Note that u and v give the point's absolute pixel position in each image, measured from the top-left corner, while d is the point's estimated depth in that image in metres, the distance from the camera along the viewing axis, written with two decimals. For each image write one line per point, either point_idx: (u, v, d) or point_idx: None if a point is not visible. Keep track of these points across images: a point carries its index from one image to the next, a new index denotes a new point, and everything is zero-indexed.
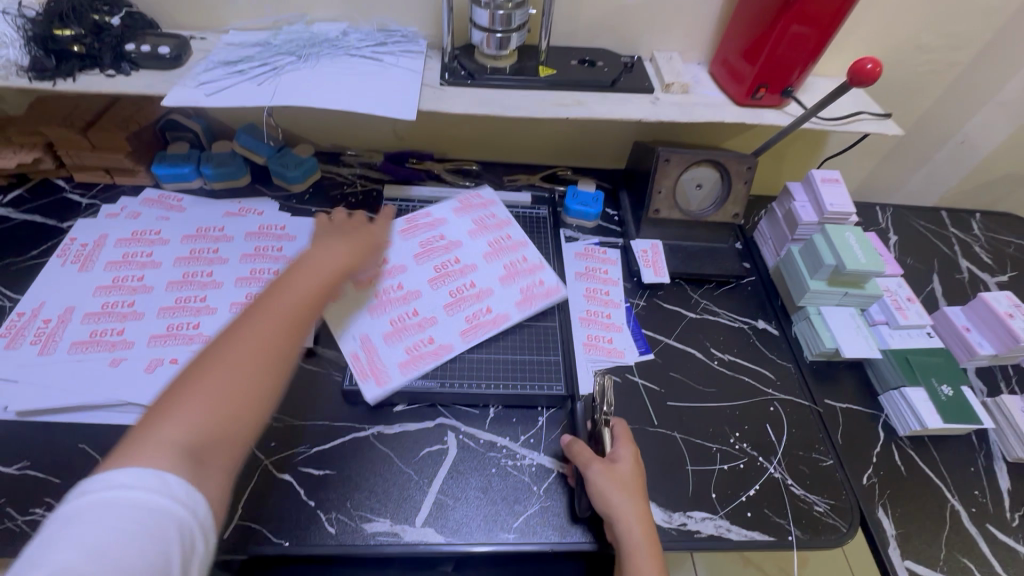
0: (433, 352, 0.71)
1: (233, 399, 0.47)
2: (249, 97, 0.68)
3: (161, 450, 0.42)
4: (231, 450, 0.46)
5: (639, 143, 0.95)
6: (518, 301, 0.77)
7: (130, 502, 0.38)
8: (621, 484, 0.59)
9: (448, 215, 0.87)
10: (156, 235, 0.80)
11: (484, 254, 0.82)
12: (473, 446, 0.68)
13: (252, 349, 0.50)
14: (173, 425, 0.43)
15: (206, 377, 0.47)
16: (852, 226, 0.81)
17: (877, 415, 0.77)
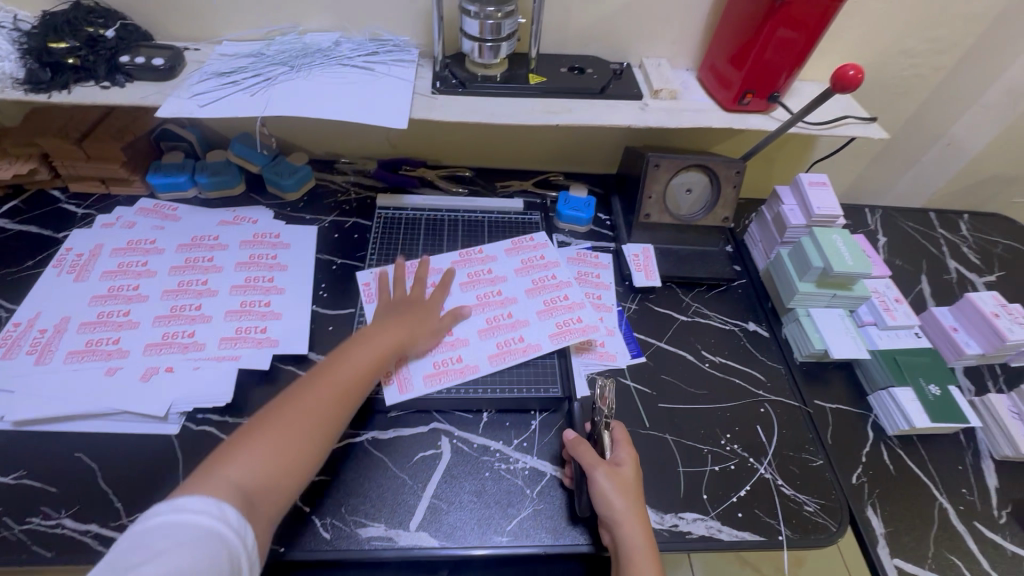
0: (458, 373, 0.71)
1: (286, 452, 0.53)
2: (242, 107, 0.69)
3: (221, 487, 0.48)
4: (278, 499, 0.51)
5: (630, 148, 0.96)
6: (553, 333, 0.76)
7: (191, 522, 0.43)
8: (623, 488, 0.60)
9: (498, 252, 0.86)
10: (151, 244, 0.81)
11: (527, 288, 0.81)
12: (467, 450, 0.68)
13: (311, 409, 0.57)
14: (237, 467, 0.50)
15: (269, 429, 0.54)
16: (840, 229, 0.82)
17: (866, 415, 0.78)
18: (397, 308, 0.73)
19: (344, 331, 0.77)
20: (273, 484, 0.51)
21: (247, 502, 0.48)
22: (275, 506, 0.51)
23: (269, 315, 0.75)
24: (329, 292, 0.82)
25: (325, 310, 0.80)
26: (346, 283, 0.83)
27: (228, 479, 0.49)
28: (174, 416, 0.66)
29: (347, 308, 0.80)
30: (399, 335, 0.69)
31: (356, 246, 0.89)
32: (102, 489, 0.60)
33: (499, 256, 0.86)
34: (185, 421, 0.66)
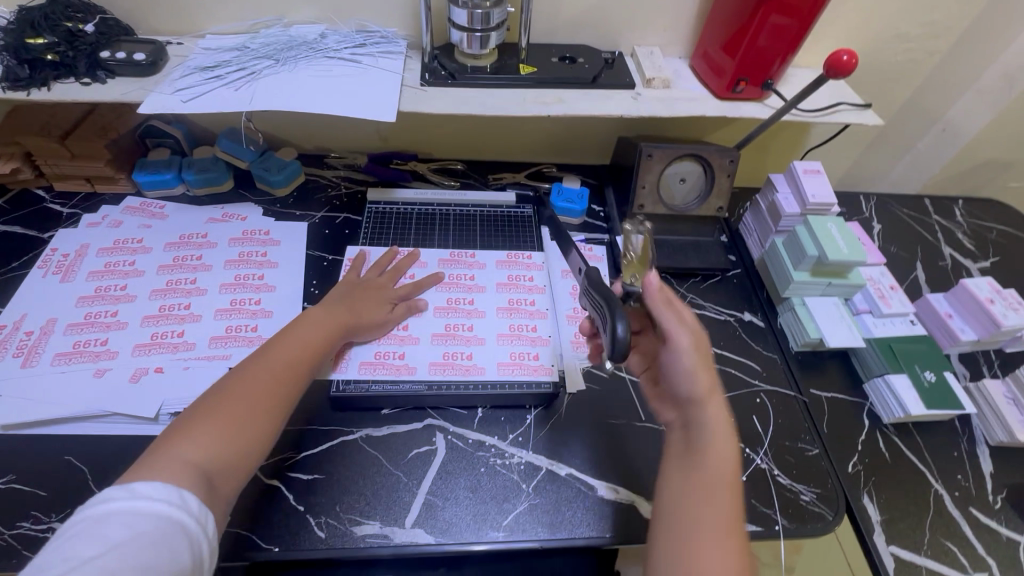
0: (393, 368, 0.70)
1: (241, 429, 0.53)
2: (227, 103, 0.68)
3: (170, 468, 0.47)
4: (235, 477, 0.51)
5: (622, 138, 0.95)
6: (503, 362, 0.73)
7: (148, 509, 0.43)
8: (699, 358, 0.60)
9: (488, 262, 0.85)
10: (138, 243, 0.79)
11: (499, 306, 0.79)
12: (461, 445, 0.68)
13: (263, 387, 0.57)
14: (190, 448, 0.49)
15: (219, 408, 0.53)
16: (834, 217, 0.82)
17: (862, 403, 0.77)
18: (351, 292, 0.74)
19: None
20: (231, 462, 0.51)
21: (205, 481, 0.48)
22: (232, 485, 0.50)
23: (259, 313, 0.74)
24: (320, 287, 0.81)
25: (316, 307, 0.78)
26: (337, 279, 0.82)
27: (183, 460, 0.48)
28: (164, 417, 0.64)
29: None
30: (348, 315, 0.70)
31: (347, 242, 0.88)
32: (93, 492, 0.60)
33: (490, 265, 0.85)
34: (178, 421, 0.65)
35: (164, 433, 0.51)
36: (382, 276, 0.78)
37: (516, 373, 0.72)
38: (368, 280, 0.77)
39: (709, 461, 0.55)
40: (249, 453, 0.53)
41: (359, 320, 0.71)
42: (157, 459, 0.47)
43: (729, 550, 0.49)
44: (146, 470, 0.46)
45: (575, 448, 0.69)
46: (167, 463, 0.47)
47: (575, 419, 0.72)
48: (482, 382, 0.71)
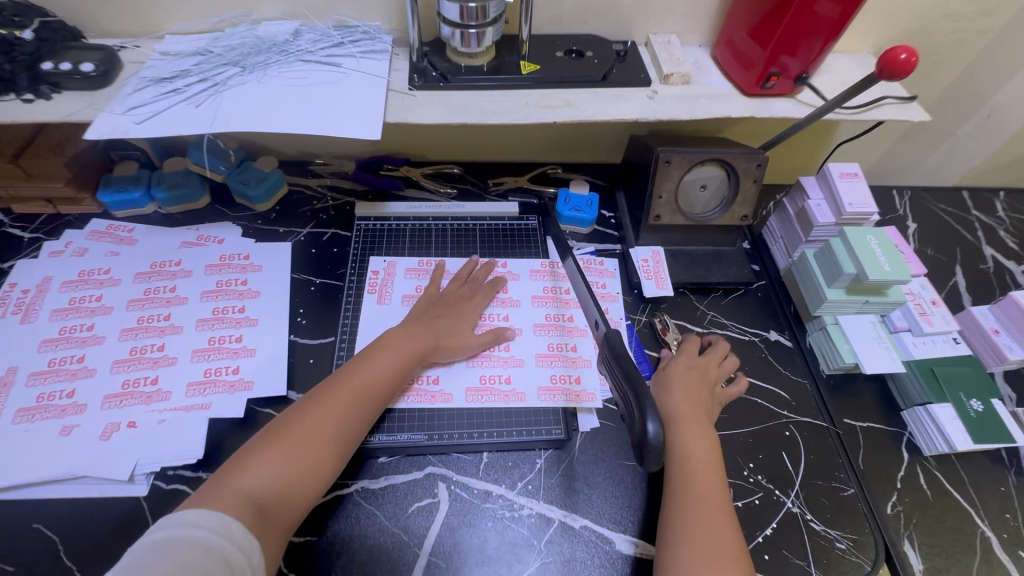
0: (429, 396, 0.67)
1: (301, 462, 0.53)
2: (186, 123, 0.59)
3: (226, 498, 0.48)
4: (290, 510, 0.52)
5: (634, 138, 0.86)
6: (543, 387, 0.69)
7: (196, 539, 0.44)
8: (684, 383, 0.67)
9: (522, 271, 0.80)
10: (105, 274, 0.72)
11: (536, 322, 0.75)
12: (466, 497, 0.62)
13: (328, 417, 0.57)
14: (249, 475, 0.50)
15: (284, 437, 0.54)
16: (874, 228, 0.74)
17: (900, 433, 0.71)
18: (427, 309, 0.71)
19: (327, 363, 0.70)
20: (287, 494, 0.52)
21: (259, 512, 0.49)
22: (287, 518, 0.51)
23: (241, 352, 0.68)
24: (307, 317, 0.74)
25: (303, 340, 0.72)
26: (325, 307, 0.76)
27: (243, 487, 0.50)
28: (140, 476, 0.59)
29: (324, 338, 0.72)
30: (425, 339, 0.66)
31: (336, 262, 0.80)
32: (65, 565, 0.55)
33: (523, 276, 0.79)
34: (156, 479, 0.60)
35: (235, 454, 0.53)
36: (462, 288, 0.75)
37: (556, 400, 0.67)
38: (449, 292, 0.74)
39: (690, 485, 0.57)
40: (305, 487, 0.53)
41: (435, 344, 0.67)
42: (222, 483, 0.49)
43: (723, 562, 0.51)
44: (209, 494, 0.48)
45: (590, 496, 0.63)
46: (228, 489, 0.49)
47: (590, 462, 0.66)
48: (522, 410, 0.67)
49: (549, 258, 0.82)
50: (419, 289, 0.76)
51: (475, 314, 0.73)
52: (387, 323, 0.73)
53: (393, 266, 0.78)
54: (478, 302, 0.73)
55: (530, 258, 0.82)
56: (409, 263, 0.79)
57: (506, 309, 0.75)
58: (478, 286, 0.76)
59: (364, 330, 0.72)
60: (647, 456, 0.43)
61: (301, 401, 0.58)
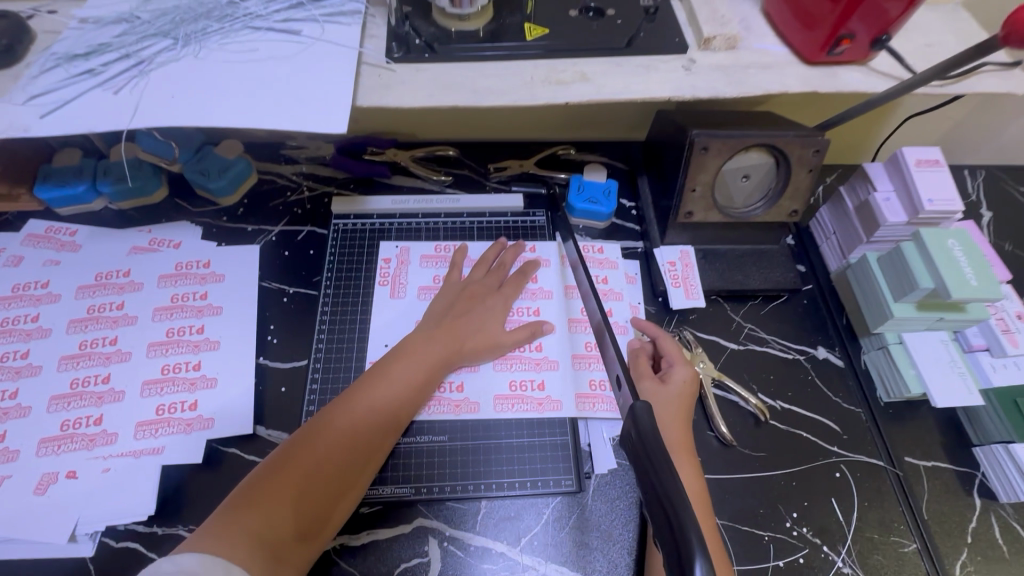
0: (452, 406, 0.59)
1: (316, 496, 0.47)
2: (101, 116, 0.47)
3: (229, 542, 0.42)
4: (305, 549, 0.45)
5: (662, 114, 0.72)
6: (580, 392, 0.61)
7: None
8: (669, 404, 0.55)
9: (554, 256, 0.70)
10: (43, 289, 0.63)
11: (572, 316, 0.66)
12: (460, 556, 0.53)
13: (344, 442, 0.49)
14: (254, 512, 0.44)
15: (292, 466, 0.47)
16: (956, 229, 0.63)
17: (972, 474, 0.61)
18: (449, 307, 0.62)
19: (301, 392, 0.61)
20: (301, 533, 0.45)
21: (271, 558, 0.42)
22: (299, 557, 0.45)
23: (200, 382, 0.59)
24: (279, 337, 0.64)
25: (275, 364, 0.62)
26: (299, 324, 0.65)
27: (251, 528, 0.43)
28: (83, 536, 0.51)
29: (299, 362, 0.62)
30: (448, 344, 0.58)
31: (311, 267, 0.69)
32: None
33: (555, 262, 0.70)
34: (103, 537, 0.52)
35: (242, 485, 0.46)
36: (489, 276, 0.66)
37: (598, 410, 0.60)
38: (472, 282, 0.65)
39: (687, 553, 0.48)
40: (320, 522, 0.47)
41: (459, 349, 0.59)
42: (229, 525, 0.43)
43: None
44: (214, 541, 0.42)
45: (606, 556, 0.54)
46: (235, 532, 0.42)
47: (606, 515, 0.56)
48: (559, 419, 0.60)
49: (561, 254, 0.71)
50: (438, 280, 0.68)
51: (506, 308, 0.64)
52: (408, 318, 0.65)
53: (407, 252, 0.70)
54: (505, 295, 0.64)
55: (541, 240, 0.72)
56: (423, 249, 0.70)
57: (538, 302, 0.66)
58: (506, 274, 0.67)
59: (380, 326, 0.64)
60: None
61: (311, 421, 0.51)
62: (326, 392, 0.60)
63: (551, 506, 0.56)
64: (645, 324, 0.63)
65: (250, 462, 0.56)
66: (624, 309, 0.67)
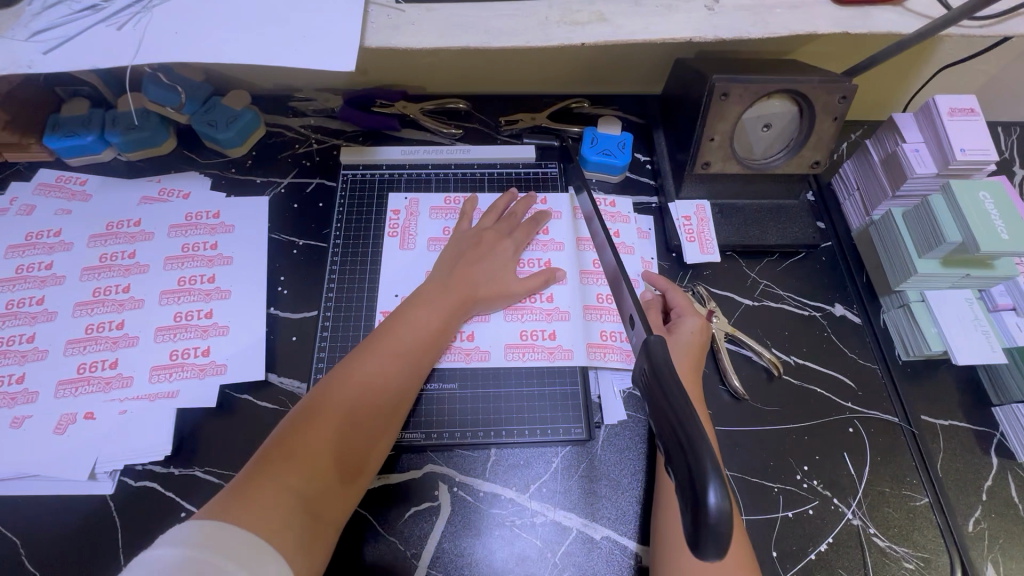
0: (463, 354, 0.59)
1: (349, 442, 0.46)
2: (104, 54, 0.46)
3: (269, 493, 0.41)
4: (342, 501, 0.45)
5: (680, 63, 0.69)
6: (591, 343, 0.61)
7: (190, 556, 0.34)
8: (682, 351, 0.55)
9: (565, 208, 0.69)
10: (55, 237, 0.63)
11: (584, 267, 0.65)
12: (470, 501, 0.54)
13: (373, 388, 0.49)
14: (290, 463, 0.43)
15: (324, 415, 0.46)
16: (988, 181, 0.60)
17: (990, 434, 0.60)
18: (460, 254, 0.61)
19: (311, 342, 0.61)
20: (336, 483, 0.45)
21: (310, 509, 0.42)
22: (338, 503, 0.45)
23: (212, 329, 0.59)
24: (289, 287, 0.64)
25: (285, 314, 0.62)
26: (308, 274, 0.65)
27: (287, 481, 0.42)
28: (102, 474, 0.53)
29: (309, 312, 0.62)
30: (461, 291, 0.58)
31: (320, 219, 0.68)
32: (27, 569, 0.49)
33: (567, 214, 0.69)
34: (122, 476, 0.53)
35: (271, 438, 0.45)
36: (500, 223, 0.65)
37: (609, 359, 0.60)
38: (484, 229, 0.64)
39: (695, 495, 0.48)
40: (355, 468, 0.47)
41: (473, 295, 0.58)
42: (259, 481, 0.41)
43: None
44: (244, 497, 0.40)
45: (614, 504, 0.54)
46: (269, 486, 0.41)
47: (615, 464, 0.56)
48: (569, 368, 0.60)
49: (573, 205, 0.69)
50: (447, 231, 0.67)
51: (515, 256, 0.63)
52: (419, 268, 0.64)
53: (416, 204, 0.69)
54: (515, 243, 0.63)
55: (553, 192, 0.71)
56: (433, 201, 0.69)
57: (549, 254, 0.66)
58: (518, 222, 0.66)
59: (390, 275, 0.64)
60: (700, 538, 0.28)
61: (334, 371, 0.50)
62: (336, 341, 0.60)
63: (560, 455, 0.56)
64: (656, 278, 0.62)
65: (263, 408, 0.57)
66: (636, 262, 0.66)
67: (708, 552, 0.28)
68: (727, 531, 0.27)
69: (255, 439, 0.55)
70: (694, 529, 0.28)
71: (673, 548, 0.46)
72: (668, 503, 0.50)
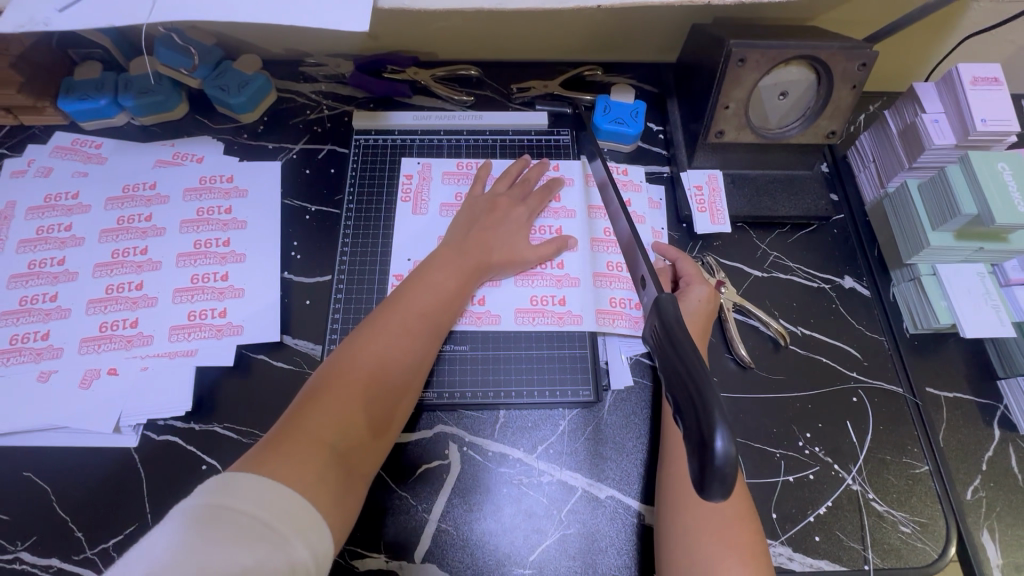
0: (474, 317, 0.61)
1: (374, 400, 0.47)
2: (117, 12, 0.46)
3: (299, 447, 0.42)
4: (369, 457, 0.47)
5: (697, 28, 0.67)
6: (600, 309, 0.62)
7: (221, 506, 0.36)
8: (692, 320, 0.56)
9: (577, 175, 0.69)
10: (73, 200, 0.64)
11: (594, 235, 0.66)
12: (479, 460, 0.56)
13: (393, 349, 0.50)
14: (318, 420, 0.44)
15: (347, 375, 0.47)
16: (1008, 152, 0.59)
17: (994, 406, 0.61)
18: (474, 219, 0.62)
19: (324, 305, 0.62)
20: (364, 439, 0.46)
21: (341, 464, 0.43)
22: (365, 458, 0.46)
23: (228, 291, 0.61)
24: (302, 252, 0.65)
25: (299, 278, 0.63)
26: (321, 239, 0.66)
27: (317, 437, 0.43)
28: (127, 428, 0.55)
29: (323, 277, 0.63)
30: (476, 255, 0.59)
31: (332, 185, 0.69)
32: (57, 514, 0.52)
33: (579, 181, 0.69)
34: (145, 430, 0.55)
35: (298, 398, 0.46)
36: (514, 189, 0.65)
37: (617, 326, 0.61)
38: (497, 194, 0.64)
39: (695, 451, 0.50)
40: (380, 426, 0.48)
41: (487, 261, 0.59)
42: (289, 440, 0.42)
43: (733, 557, 0.44)
44: (274, 455, 0.41)
45: (618, 466, 0.55)
46: (300, 443, 0.42)
47: (621, 427, 0.57)
48: (578, 333, 0.61)
49: (585, 174, 0.69)
50: (459, 197, 0.67)
51: (528, 223, 0.63)
52: (432, 232, 0.65)
53: (428, 169, 0.69)
54: (528, 211, 0.63)
55: (564, 159, 0.71)
56: (445, 166, 0.69)
57: (561, 221, 0.66)
58: (531, 190, 0.66)
59: (402, 241, 0.65)
60: (709, 484, 0.28)
61: (355, 333, 0.51)
62: (349, 305, 0.61)
63: (568, 420, 0.58)
64: (667, 248, 0.62)
65: (279, 368, 0.58)
66: (647, 231, 0.66)
67: (714, 494, 0.29)
68: (732, 474, 0.28)
69: (271, 398, 0.57)
70: (701, 475, 0.29)
71: (675, 505, 0.48)
72: (669, 462, 0.51)
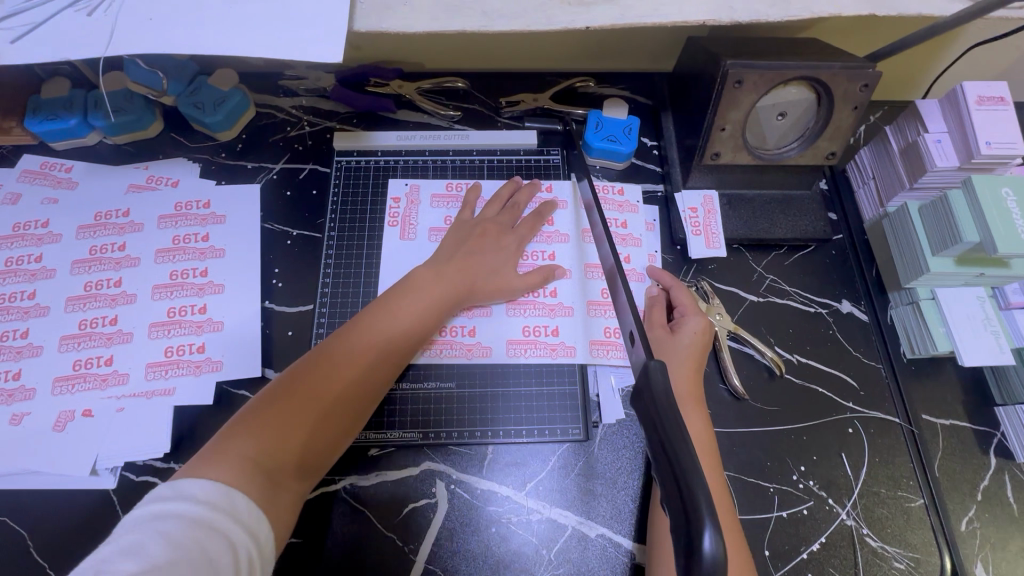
0: (464, 349, 0.59)
1: (319, 424, 0.46)
2: (73, 44, 0.43)
3: (231, 466, 0.40)
4: (303, 482, 0.45)
5: (692, 42, 0.64)
6: (594, 340, 0.60)
7: (165, 508, 0.37)
8: (679, 351, 0.55)
9: (569, 197, 0.67)
10: (43, 229, 0.62)
11: (587, 261, 0.64)
12: (466, 499, 0.54)
13: (351, 374, 0.48)
14: (256, 440, 0.42)
15: (296, 394, 0.46)
16: (1012, 177, 0.57)
17: (990, 434, 0.60)
18: (460, 244, 0.59)
19: (307, 336, 0.60)
20: (301, 464, 0.44)
21: (274, 488, 0.42)
22: (299, 483, 0.44)
23: (206, 325, 0.59)
24: (284, 280, 0.63)
25: (281, 308, 0.61)
26: (304, 266, 0.63)
27: (253, 458, 0.42)
28: (104, 470, 0.53)
29: (305, 307, 0.61)
30: (459, 280, 0.57)
31: (314, 208, 0.66)
32: (32, 561, 0.51)
33: (571, 204, 0.67)
34: (123, 471, 0.53)
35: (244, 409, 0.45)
36: (504, 214, 0.63)
37: (611, 357, 0.60)
38: (486, 219, 0.62)
39: None
40: (322, 451, 0.46)
41: (470, 287, 0.57)
42: (224, 456, 0.41)
43: None
44: (206, 471, 0.40)
45: (610, 502, 0.54)
46: (235, 462, 0.41)
47: (612, 462, 0.56)
48: (569, 366, 0.59)
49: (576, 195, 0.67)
50: (448, 220, 0.65)
51: (519, 250, 0.61)
52: (419, 259, 0.63)
53: (416, 191, 0.67)
54: (519, 237, 0.62)
55: (556, 180, 0.68)
56: (434, 188, 0.67)
57: (553, 246, 0.64)
58: (521, 214, 0.64)
59: (388, 268, 0.63)
60: None
61: (315, 349, 0.49)
62: None
63: (559, 456, 0.56)
64: (662, 274, 0.61)
65: None
66: (641, 256, 0.65)
67: None
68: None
69: None
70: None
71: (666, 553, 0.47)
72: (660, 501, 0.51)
